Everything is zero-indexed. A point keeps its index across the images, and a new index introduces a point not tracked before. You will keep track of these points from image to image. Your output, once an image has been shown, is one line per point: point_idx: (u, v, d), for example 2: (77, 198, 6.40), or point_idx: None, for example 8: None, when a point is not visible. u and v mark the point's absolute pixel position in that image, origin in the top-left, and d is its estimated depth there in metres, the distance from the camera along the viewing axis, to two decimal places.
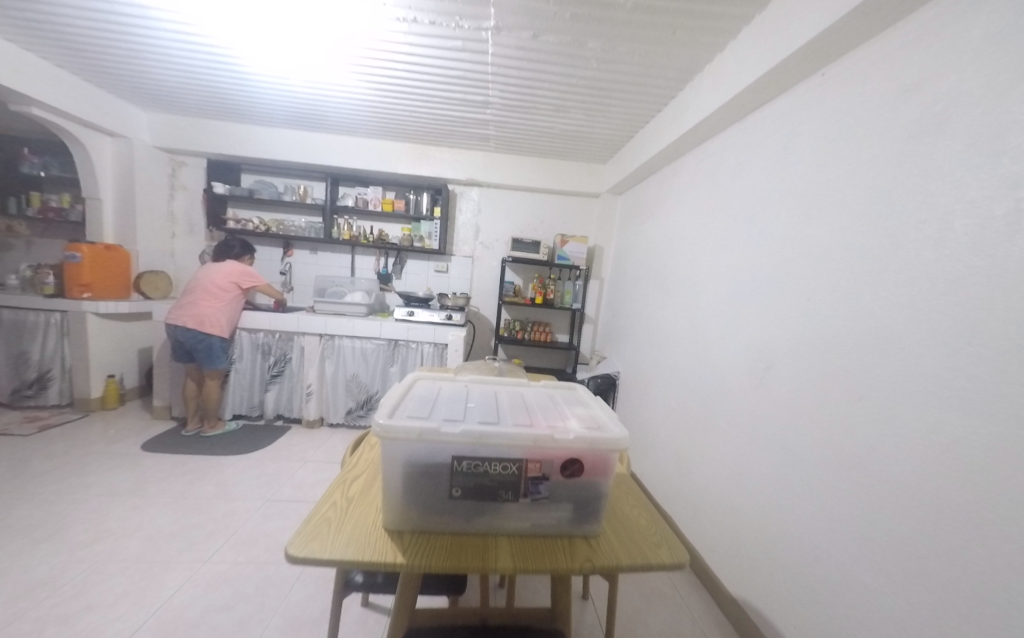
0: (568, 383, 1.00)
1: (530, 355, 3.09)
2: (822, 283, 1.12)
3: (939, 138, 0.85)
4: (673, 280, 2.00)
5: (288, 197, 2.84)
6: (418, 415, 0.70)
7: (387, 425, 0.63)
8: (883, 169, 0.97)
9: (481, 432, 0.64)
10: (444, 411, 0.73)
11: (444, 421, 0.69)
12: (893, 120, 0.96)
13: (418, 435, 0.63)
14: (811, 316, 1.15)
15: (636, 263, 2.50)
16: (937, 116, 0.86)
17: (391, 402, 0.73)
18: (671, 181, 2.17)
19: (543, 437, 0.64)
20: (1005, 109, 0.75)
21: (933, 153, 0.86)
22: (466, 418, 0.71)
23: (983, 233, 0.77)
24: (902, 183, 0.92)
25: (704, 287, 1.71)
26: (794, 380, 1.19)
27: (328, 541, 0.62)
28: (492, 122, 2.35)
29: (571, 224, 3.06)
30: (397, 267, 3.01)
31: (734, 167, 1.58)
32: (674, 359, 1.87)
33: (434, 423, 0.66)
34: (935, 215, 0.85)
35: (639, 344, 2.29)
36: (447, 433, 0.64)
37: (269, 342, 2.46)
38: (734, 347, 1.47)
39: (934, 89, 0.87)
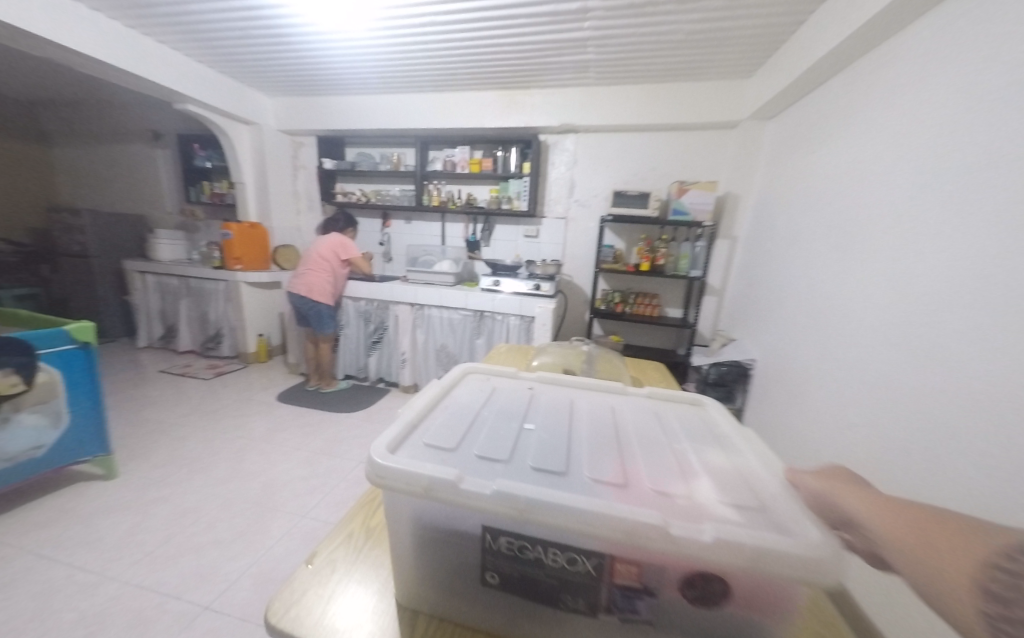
0: (691, 396, 0.65)
1: (633, 332, 2.65)
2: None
3: None
4: (846, 233, 1.32)
5: (384, 167, 2.86)
6: (441, 447, 0.47)
7: (383, 468, 0.41)
8: None
9: (527, 501, 0.37)
10: (483, 441, 0.48)
11: (475, 465, 0.44)
12: None
13: (426, 490, 0.40)
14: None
15: (787, 214, 1.81)
16: None
17: (410, 422, 0.51)
18: (856, 84, 1.38)
19: (642, 531, 0.34)
20: None
21: None
22: (513, 458, 0.45)
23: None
24: None
25: (906, 241, 1.05)
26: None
27: (324, 600, 0.47)
28: (591, 43, 1.86)
29: (692, 168, 2.42)
30: (485, 233, 2.83)
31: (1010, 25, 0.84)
32: (842, 350, 1.25)
33: (456, 470, 0.42)
34: None
35: (783, 325, 1.69)
36: (472, 495, 0.39)
37: (369, 309, 2.58)
38: (964, 341, 0.84)
39: None
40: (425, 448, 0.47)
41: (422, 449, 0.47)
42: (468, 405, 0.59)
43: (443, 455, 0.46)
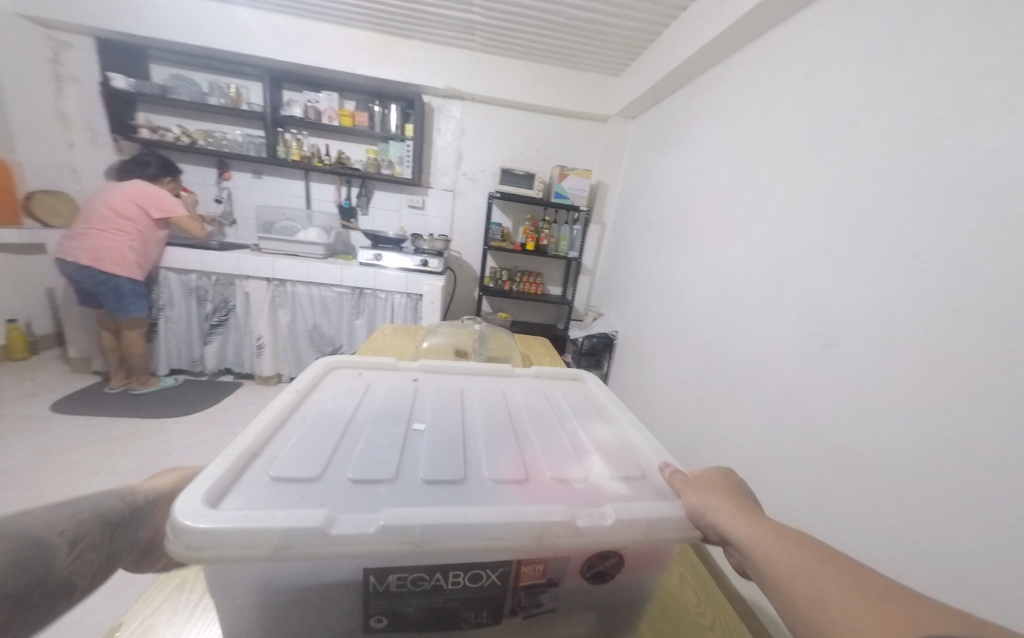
0: (572, 372, 0.69)
1: (518, 309, 2.76)
2: (936, 232, 0.72)
3: None
4: (694, 225, 1.57)
5: (216, 100, 2.22)
6: (298, 479, 0.38)
7: (202, 534, 0.30)
8: None
9: (422, 529, 0.32)
10: (358, 460, 0.41)
11: (347, 493, 0.36)
12: None
13: (279, 548, 0.31)
14: (899, 289, 0.77)
15: (646, 206, 2.08)
16: None
17: (247, 451, 0.40)
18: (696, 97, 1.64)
19: (546, 533, 0.33)
20: None
21: None
22: (399, 475, 0.39)
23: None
24: None
25: (736, 236, 1.30)
26: (847, 369, 0.85)
27: None
28: (478, 1, 1.73)
29: (571, 155, 2.57)
30: (361, 199, 2.50)
31: (810, 69, 1.08)
32: (685, 324, 1.53)
33: (324, 509, 0.34)
34: None
35: (640, 303, 1.98)
36: (348, 539, 0.31)
37: (204, 286, 2.03)
38: (771, 315, 1.09)
39: None
40: (273, 486, 0.37)
41: (268, 486, 0.37)
42: (334, 412, 0.50)
43: (302, 489, 0.37)
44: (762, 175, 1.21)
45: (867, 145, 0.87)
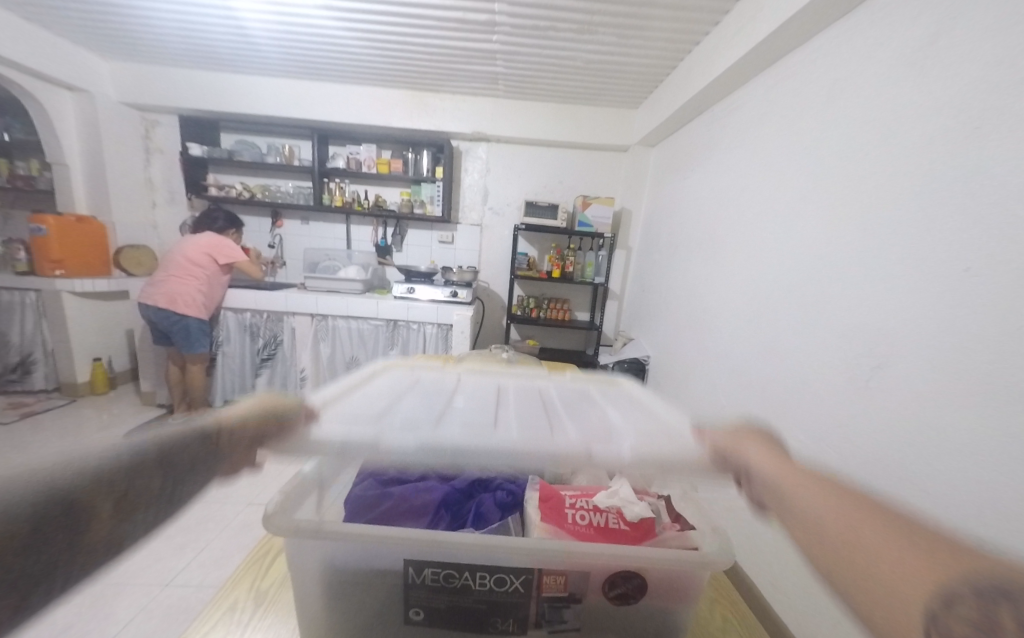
0: (607, 380, 0.70)
1: (546, 336, 2.76)
2: (988, 242, 0.68)
3: None
4: (723, 246, 1.55)
5: (273, 158, 2.51)
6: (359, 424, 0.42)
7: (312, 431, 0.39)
8: None
9: (453, 451, 0.36)
10: (408, 419, 0.45)
11: (398, 431, 0.40)
12: None
13: (339, 452, 0.35)
14: (952, 303, 0.72)
15: (671, 229, 2.08)
16: None
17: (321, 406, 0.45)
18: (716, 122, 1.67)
19: (573, 458, 0.34)
20: None
21: None
22: (439, 427, 0.43)
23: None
24: None
25: (768, 254, 1.27)
26: (902, 389, 0.79)
27: None
28: (501, 55, 1.90)
29: (593, 185, 2.64)
30: (396, 237, 2.67)
31: (831, 88, 1.09)
32: (720, 346, 1.48)
33: (377, 432, 0.38)
34: None
35: (670, 326, 1.94)
36: (393, 451, 0.36)
37: (257, 323, 2.22)
38: (810, 334, 1.04)
39: None
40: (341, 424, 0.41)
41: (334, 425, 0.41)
42: (388, 395, 0.55)
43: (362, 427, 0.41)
44: (792, 193, 1.20)
45: (900, 156, 0.85)
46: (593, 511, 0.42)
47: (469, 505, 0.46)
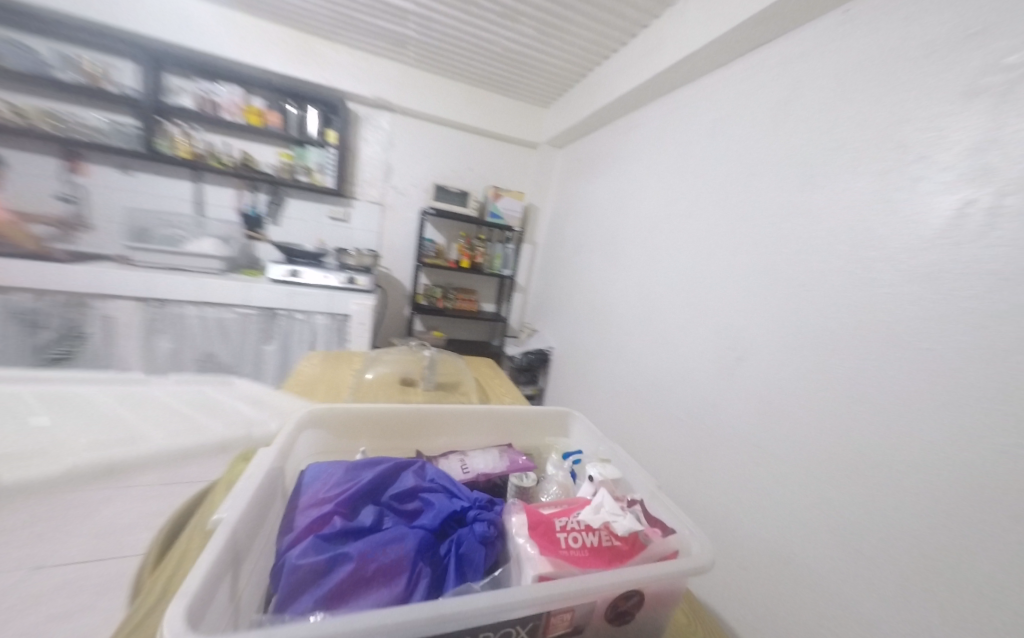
0: (561, 409, 0.70)
1: (451, 327, 2.67)
2: (830, 267, 0.90)
3: (985, 112, 0.69)
4: (624, 250, 1.72)
5: (66, 75, 1.75)
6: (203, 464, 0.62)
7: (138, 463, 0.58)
8: (916, 123, 0.79)
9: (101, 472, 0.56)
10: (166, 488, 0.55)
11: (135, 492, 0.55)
12: (931, 79, 0.77)
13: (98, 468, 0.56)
14: (807, 312, 0.94)
15: (575, 229, 2.23)
16: (998, 80, 0.68)
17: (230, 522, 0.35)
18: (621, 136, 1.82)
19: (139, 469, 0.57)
20: None
21: (982, 123, 0.69)
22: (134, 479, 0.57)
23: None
24: (941, 145, 0.74)
25: (665, 261, 1.46)
26: (760, 377, 1.02)
27: None
28: (412, 16, 1.70)
29: (503, 176, 2.63)
30: (271, 206, 2.19)
31: (715, 128, 1.31)
32: (619, 340, 1.67)
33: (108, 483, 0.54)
34: (980, 189, 0.68)
35: (573, 320, 2.08)
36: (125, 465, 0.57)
37: (41, 307, 1.56)
38: (699, 333, 1.25)
39: (994, 42, 0.69)
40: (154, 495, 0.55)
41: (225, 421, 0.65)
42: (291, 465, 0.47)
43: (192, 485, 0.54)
44: (684, 211, 1.40)
45: (775, 195, 1.07)
46: (584, 531, 0.40)
47: (443, 545, 0.39)
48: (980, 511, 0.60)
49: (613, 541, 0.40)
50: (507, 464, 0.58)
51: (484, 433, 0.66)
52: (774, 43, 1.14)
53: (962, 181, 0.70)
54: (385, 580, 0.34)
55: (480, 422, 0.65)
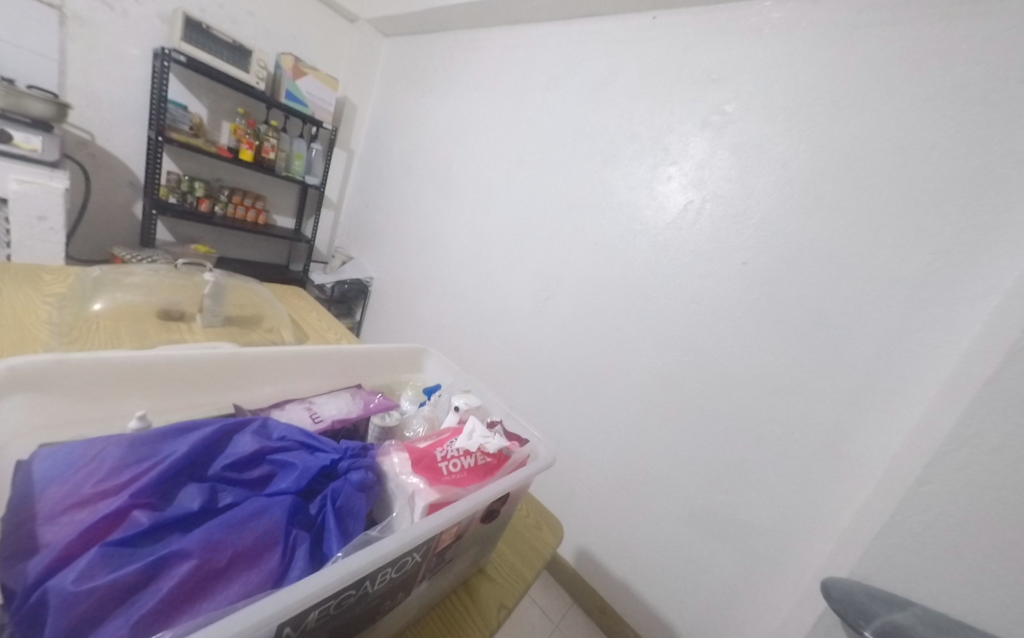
0: (413, 346, 0.68)
1: (223, 242, 1.99)
2: (615, 233, 1.19)
3: (717, 141, 1.00)
4: (455, 184, 1.69)
5: None
6: None
7: None
8: (680, 135, 1.07)
9: None
10: None
11: None
12: (694, 103, 1.05)
13: None
14: (598, 267, 1.22)
15: (401, 146, 1.98)
16: (725, 119, 0.99)
17: None
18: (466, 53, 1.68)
19: None
20: (766, 131, 0.92)
21: (713, 147, 1.00)
22: None
23: (740, 217, 0.96)
24: (690, 157, 1.04)
25: (494, 205, 1.54)
26: (565, 316, 1.28)
27: None
28: None
29: (304, 44, 1.97)
30: None
31: (551, 82, 1.38)
32: (447, 277, 1.69)
33: None
34: (705, 195, 1.01)
35: (398, 250, 1.94)
36: None
37: None
38: (519, 277, 1.42)
39: (727, 91, 0.99)
40: None
41: None
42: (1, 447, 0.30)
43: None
44: (514, 157, 1.48)
45: (586, 162, 1.27)
46: (462, 456, 0.43)
47: (315, 504, 0.35)
48: (670, 398, 1.06)
49: (485, 458, 0.45)
50: (361, 406, 0.53)
51: (328, 376, 0.57)
52: (605, 19, 1.26)
53: (689, 185, 1.04)
54: (251, 562, 0.28)
55: (323, 365, 0.56)
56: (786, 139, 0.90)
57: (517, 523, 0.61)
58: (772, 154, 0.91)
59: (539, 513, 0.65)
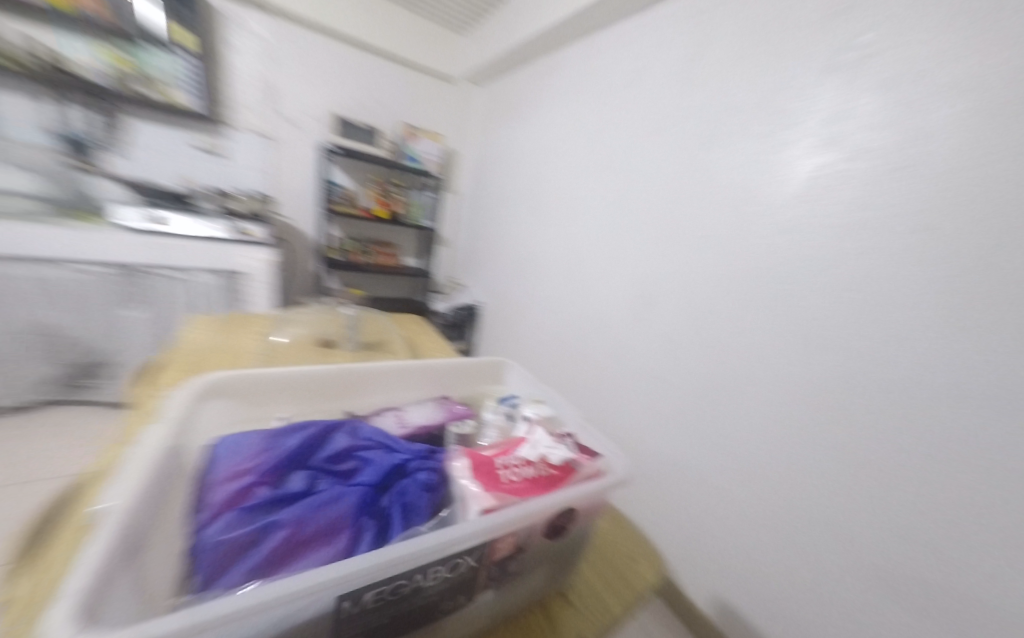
0: (494, 359, 0.71)
1: (369, 284, 2.46)
2: (721, 222, 1.03)
3: (850, 84, 0.79)
4: (547, 202, 1.73)
5: None
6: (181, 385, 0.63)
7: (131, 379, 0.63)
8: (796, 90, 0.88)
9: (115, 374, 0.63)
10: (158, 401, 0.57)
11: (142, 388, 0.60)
12: (811, 49, 0.86)
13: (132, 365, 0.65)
14: (704, 263, 1.07)
15: (498, 179, 2.16)
16: (860, 54, 0.78)
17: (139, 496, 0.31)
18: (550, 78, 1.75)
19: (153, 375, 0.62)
20: (928, 51, 0.69)
21: (846, 94, 0.80)
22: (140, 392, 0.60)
23: (903, 169, 0.71)
24: (813, 113, 0.85)
25: (586, 215, 1.51)
26: (669, 321, 1.15)
27: None
28: None
29: (418, 113, 2.37)
30: (109, 131, 1.67)
31: (634, 77, 1.32)
32: (545, 293, 1.72)
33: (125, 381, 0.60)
34: (841, 155, 0.80)
35: (501, 273, 2.07)
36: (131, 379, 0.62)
37: None
38: (616, 284, 1.35)
39: (856, 21, 0.79)
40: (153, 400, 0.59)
41: None
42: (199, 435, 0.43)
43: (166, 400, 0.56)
44: (603, 163, 1.44)
45: (679, 151, 1.15)
46: (523, 465, 0.43)
47: (386, 497, 0.39)
48: None
49: (548, 469, 0.43)
50: (444, 412, 0.58)
51: (420, 386, 0.64)
52: None
53: (817, 146, 0.84)
54: (326, 539, 0.33)
55: (415, 377, 0.64)
56: (964, 54, 0.65)
57: (613, 550, 0.55)
58: (943, 80, 0.67)
59: (638, 544, 0.57)
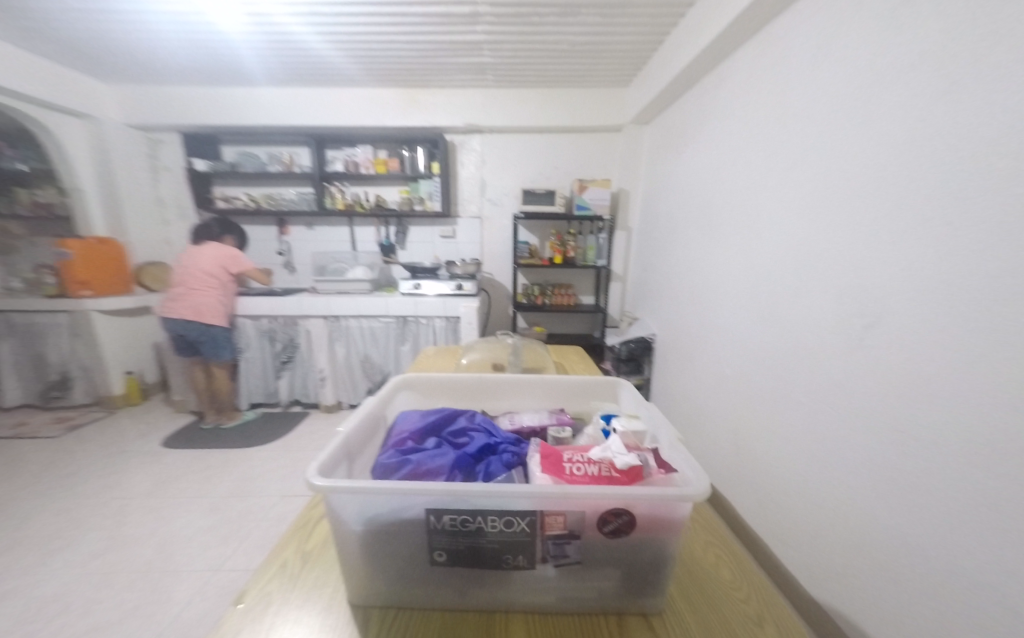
0: (609, 379, 0.75)
1: (551, 321, 2.78)
2: (961, 196, 0.70)
3: None
4: (721, 220, 1.57)
5: (272, 167, 2.51)
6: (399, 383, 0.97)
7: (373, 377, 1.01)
8: None
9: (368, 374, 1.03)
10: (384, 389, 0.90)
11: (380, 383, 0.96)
12: None
13: None
14: (936, 258, 0.74)
15: (668, 208, 2.10)
16: None
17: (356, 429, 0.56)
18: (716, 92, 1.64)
19: None
20: None
21: None
22: None
23: None
24: None
25: (765, 226, 1.29)
26: (890, 344, 0.82)
27: None
28: (486, 45, 1.90)
29: (589, 168, 2.64)
30: (400, 235, 2.70)
31: (814, 53, 1.09)
32: (723, 319, 1.52)
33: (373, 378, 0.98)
34: None
35: (676, 303, 1.95)
36: None
37: (273, 327, 2.26)
38: (810, 301, 1.07)
39: None
40: None
41: None
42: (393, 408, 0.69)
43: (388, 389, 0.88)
44: (781, 163, 1.22)
45: (879, 120, 0.87)
46: (588, 462, 0.47)
47: (479, 464, 0.52)
48: None
49: (611, 471, 0.46)
50: (552, 419, 0.67)
51: (539, 397, 0.76)
52: None
53: None
54: (432, 477, 0.49)
55: (534, 389, 0.76)
56: None
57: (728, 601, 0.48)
58: None
59: (768, 605, 0.47)
